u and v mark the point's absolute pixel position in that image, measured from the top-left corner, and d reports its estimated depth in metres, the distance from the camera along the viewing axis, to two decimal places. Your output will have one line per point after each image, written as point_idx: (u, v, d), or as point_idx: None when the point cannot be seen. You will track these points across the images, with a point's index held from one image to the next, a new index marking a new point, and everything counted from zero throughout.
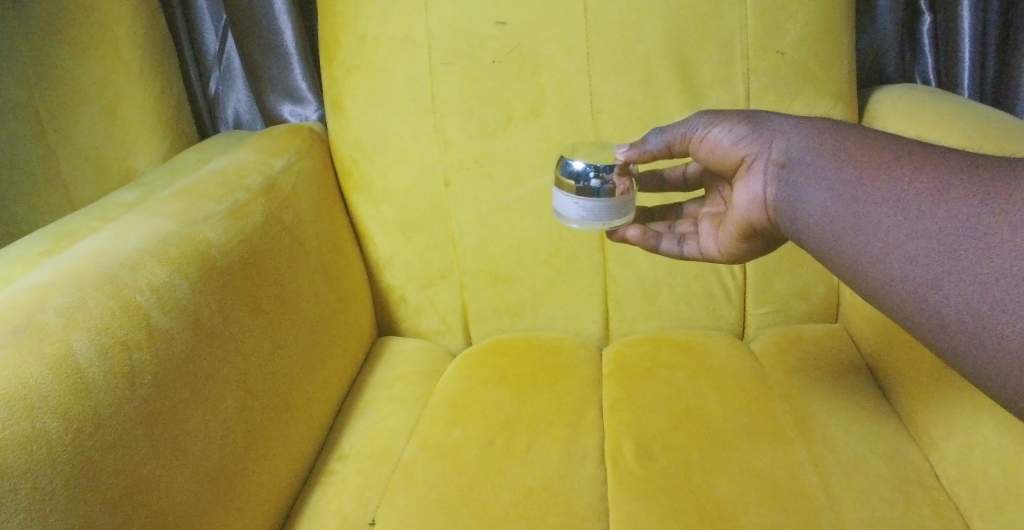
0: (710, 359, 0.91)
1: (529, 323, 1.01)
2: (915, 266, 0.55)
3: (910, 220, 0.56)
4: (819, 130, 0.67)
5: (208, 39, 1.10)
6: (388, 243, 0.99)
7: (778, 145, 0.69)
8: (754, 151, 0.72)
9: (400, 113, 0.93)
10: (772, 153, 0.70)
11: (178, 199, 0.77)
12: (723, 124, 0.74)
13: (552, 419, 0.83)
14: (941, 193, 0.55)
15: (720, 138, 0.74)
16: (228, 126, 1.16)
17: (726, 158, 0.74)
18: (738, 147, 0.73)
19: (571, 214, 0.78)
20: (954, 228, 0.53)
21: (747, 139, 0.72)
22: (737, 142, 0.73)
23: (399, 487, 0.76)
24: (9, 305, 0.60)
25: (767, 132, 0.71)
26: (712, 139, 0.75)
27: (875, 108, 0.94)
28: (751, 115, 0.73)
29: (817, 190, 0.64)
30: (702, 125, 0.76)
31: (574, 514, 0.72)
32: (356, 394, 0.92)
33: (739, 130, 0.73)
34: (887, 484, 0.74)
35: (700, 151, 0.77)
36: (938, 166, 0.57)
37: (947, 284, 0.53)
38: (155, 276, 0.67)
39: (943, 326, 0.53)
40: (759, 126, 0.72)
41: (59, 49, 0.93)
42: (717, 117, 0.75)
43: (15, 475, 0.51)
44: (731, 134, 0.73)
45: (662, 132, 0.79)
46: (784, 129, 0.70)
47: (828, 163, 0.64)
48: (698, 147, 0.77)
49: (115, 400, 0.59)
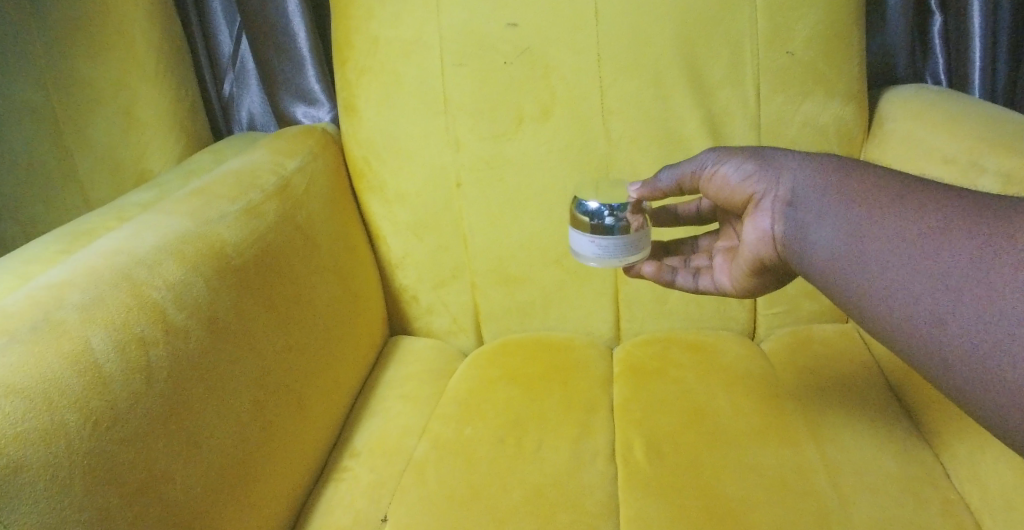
0: (720, 359, 0.91)
1: (541, 323, 1.01)
2: (921, 303, 0.55)
3: (915, 259, 0.56)
4: (827, 168, 0.68)
5: (222, 41, 1.11)
6: (400, 243, 1.00)
7: (785, 182, 0.70)
8: (761, 187, 0.72)
9: (413, 115, 0.94)
10: (780, 189, 0.70)
11: (194, 199, 0.78)
12: (731, 160, 0.75)
13: (562, 418, 0.84)
14: (946, 233, 0.55)
15: (728, 175, 0.75)
16: (242, 128, 1.17)
17: (735, 195, 0.75)
18: (746, 185, 0.73)
19: (588, 252, 0.79)
20: (957, 268, 0.53)
21: (755, 175, 0.73)
22: (745, 180, 0.74)
23: (411, 484, 0.77)
24: (27, 301, 0.61)
25: (775, 169, 0.71)
26: (722, 175, 0.76)
27: (884, 109, 0.93)
28: (760, 152, 0.74)
29: (824, 227, 0.64)
30: (712, 161, 0.77)
31: (584, 511, 0.73)
32: (369, 391, 0.93)
33: (746, 167, 0.73)
34: (898, 482, 0.74)
35: (710, 188, 0.78)
36: (942, 206, 0.57)
37: (951, 322, 0.53)
38: (170, 274, 0.68)
39: (946, 364, 0.53)
40: (766, 163, 0.72)
41: (75, 52, 0.95)
42: (725, 154, 0.76)
43: (35, 467, 0.52)
44: (739, 171, 0.74)
45: (673, 169, 0.80)
46: (791, 167, 0.70)
47: (835, 201, 0.64)
48: (708, 183, 0.77)
49: (132, 395, 0.60)
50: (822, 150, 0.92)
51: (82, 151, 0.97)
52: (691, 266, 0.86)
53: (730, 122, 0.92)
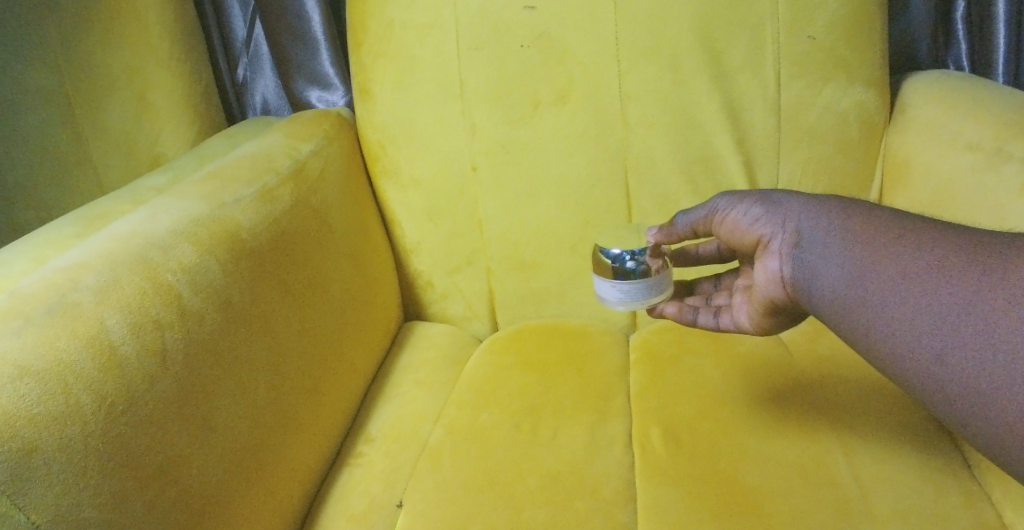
0: (738, 347, 0.90)
1: (556, 310, 1.01)
2: (921, 341, 0.55)
3: (915, 298, 0.56)
4: (831, 209, 0.66)
5: (236, 24, 1.10)
6: (415, 228, 0.99)
7: (790, 224, 0.67)
8: (769, 232, 0.69)
9: (428, 99, 0.93)
10: (787, 232, 0.67)
11: (208, 183, 0.78)
12: (741, 204, 0.72)
13: (578, 406, 0.83)
14: (944, 272, 0.55)
15: (737, 219, 0.72)
16: (257, 112, 1.16)
17: (745, 238, 0.72)
18: (754, 228, 0.71)
19: (611, 296, 0.80)
20: (955, 306, 0.53)
21: (762, 220, 0.70)
22: (753, 224, 0.71)
23: (426, 470, 0.77)
24: (42, 284, 0.60)
25: (781, 211, 0.69)
26: (731, 220, 0.73)
27: (907, 96, 0.91)
28: (765, 195, 0.71)
29: (829, 270, 0.62)
30: (723, 205, 0.74)
31: (600, 498, 0.72)
32: (384, 377, 0.93)
33: (754, 211, 0.71)
34: (920, 472, 0.72)
35: (722, 231, 0.75)
36: (939, 243, 0.57)
37: (953, 360, 0.52)
38: (185, 257, 0.67)
39: (950, 400, 0.53)
40: (773, 205, 0.70)
41: (89, 35, 0.95)
42: (736, 196, 0.73)
43: (50, 449, 0.52)
44: (747, 216, 0.71)
45: (687, 214, 0.78)
46: (796, 208, 0.68)
47: (836, 240, 0.63)
48: (719, 227, 0.75)
49: (147, 379, 0.59)
50: (843, 135, 0.90)
51: (96, 135, 0.97)
52: (712, 305, 0.83)
53: (751, 108, 0.90)
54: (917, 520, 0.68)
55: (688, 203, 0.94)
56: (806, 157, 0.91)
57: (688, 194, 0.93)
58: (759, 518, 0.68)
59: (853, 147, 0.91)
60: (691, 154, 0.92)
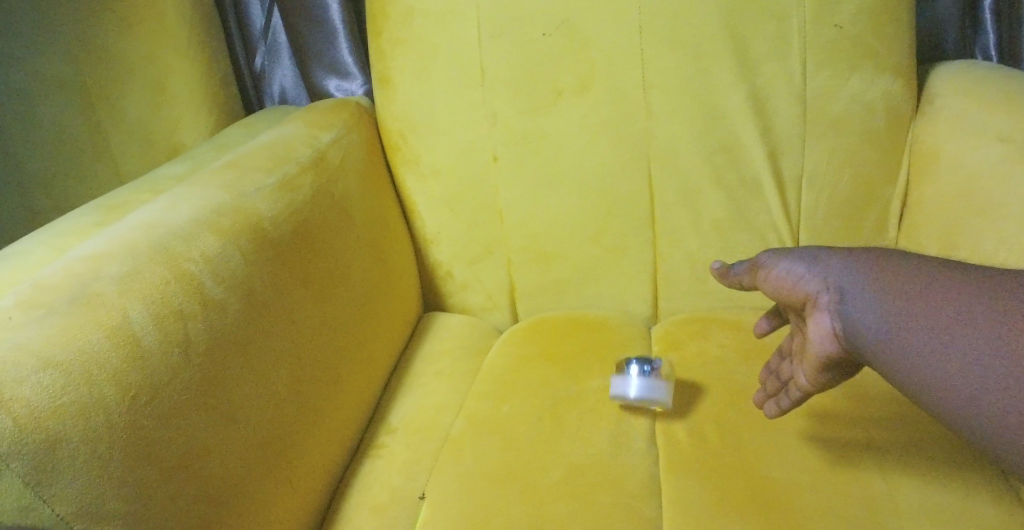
0: (761, 339, 0.89)
1: (576, 301, 1.00)
2: (963, 391, 0.53)
3: (950, 349, 0.54)
4: (870, 260, 0.64)
5: (254, 14, 1.09)
6: (434, 218, 0.99)
7: (830, 279, 0.65)
8: (812, 287, 0.67)
9: (447, 88, 0.92)
10: (824, 286, 0.65)
11: (229, 172, 0.77)
12: (785, 259, 0.71)
13: (600, 398, 0.82)
14: (973, 320, 0.53)
15: (780, 277, 0.71)
16: (274, 102, 1.15)
17: (789, 296, 0.70)
18: (796, 288, 0.69)
19: None
20: (987, 354, 0.52)
21: (803, 277, 0.68)
22: (795, 282, 0.69)
23: (448, 462, 0.76)
24: (65, 274, 0.60)
25: (818, 265, 0.67)
26: (777, 277, 0.72)
27: (935, 87, 0.88)
28: (807, 252, 0.70)
29: (868, 321, 0.60)
30: (769, 261, 0.73)
31: (624, 491, 0.71)
32: (403, 368, 0.93)
33: (795, 269, 0.69)
34: (951, 466, 0.71)
35: (768, 288, 0.73)
36: (968, 290, 0.55)
37: (994, 405, 0.51)
38: (207, 247, 0.67)
39: (1000, 446, 0.52)
40: (811, 260, 0.68)
41: (107, 25, 0.95)
42: (782, 253, 0.72)
43: (75, 441, 0.52)
44: (791, 273, 0.70)
45: (743, 265, 0.79)
46: (834, 263, 0.66)
47: (869, 292, 0.61)
48: (765, 284, 0.73)
49: (170, 369, 0.59)
50: (869, 126, 0.88)
51: (114, 125, 0.97)
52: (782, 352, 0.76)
53: (776, 97, 0.88)
54: (949, 516, 0.66)
55: (711, 194, 0.92)
56: (833, 148, 0.89)
57: (711, 184, 0.92)
58: (786, 513, 0.67)
59: (880, 137, 0.88)
60: (714, 145, 0.91)
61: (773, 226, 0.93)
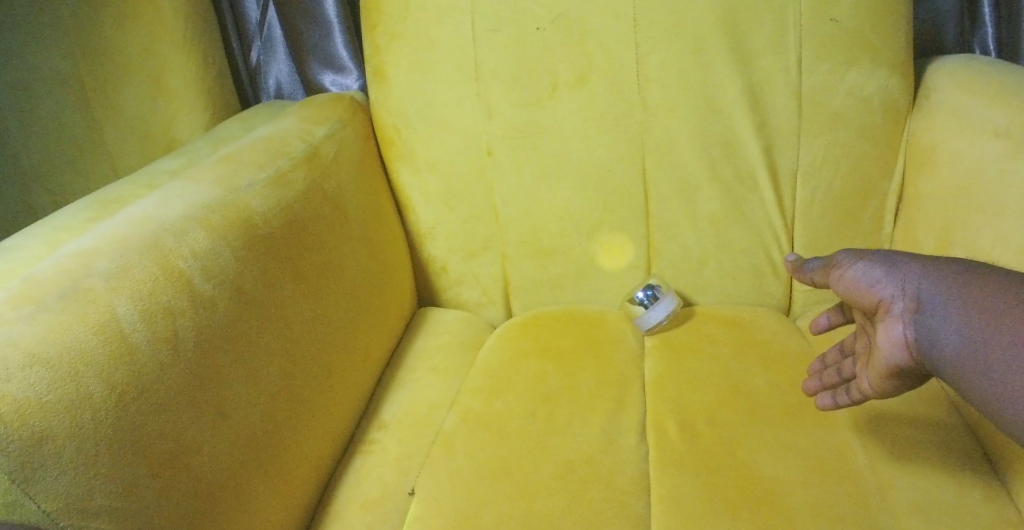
0: (756, 335, 0.89)
1: (572, 296, 1.00)
2: None
3: None
4: (952, 271, 0.63)
5: (249, 8, 1.08)
6: (429, 213, 0.99)
7: (910, 288, 0.64)
8: (890, 294, 0.66)
9: (442, 82, 0.92)
10: (905, 294, 0.65)
11: (222, 167, 0.77)
12: (862, 262, 0.70)
13: (593, 394, 0.82)
14: None
15: (855, 278, 0.70)
16: (270, 96, 1.15)
17: (862, 299, 0.69)
18: (872, 291, 0.68)
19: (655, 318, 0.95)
20: None
21: (880, 279, 0.67)
22: (870, 285, 0.68)
23: (440, 457, 0.76)
24: (55, 269, 0.60)
25: (898, 272, 0.66)
26: (850, 278, 0.71)
27: (933, 82, 0.87)
28: (885, 256, 0.69)
29: (947, 337, 0.60)
30: (845, 261, 0.72)
31: (614, 487, 0.71)
32: (398, 363, 0.93)
33: (873, 272, 0.68)
34: (943, 463, 0.70)
35: (839, 288, 0.72)
36: None
37: None
38: (198, 243, 0.67)
39: None
40: (892, 265, 0.67)
41: (102, 18, 0.95)
42: (859, 254, 0.71)
43: (62, 437, 0.52)
44: (867, 276, 0.69)
45: (818, 261, 0.77)
46: (915, 269, 0.65)
47: (954, 307, 0.61)
48: (836, 284, 0.72)
49: (159, 365, 0.59)
50: (866, 120, 0.87)
51: (109, 119, 0.97)
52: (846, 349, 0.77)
53: (773, 92, 0.88)
54: (940, 514, 0.66)
55: (707, 189, 0.92)
56: (829, 142, 0.89)
57: (707, 179, 0.92)
58: (776, 510, 0.67)
59: (877, 132, 0.88)
60: (710, 139, 0.90)
61: (769, 222, 0.92)
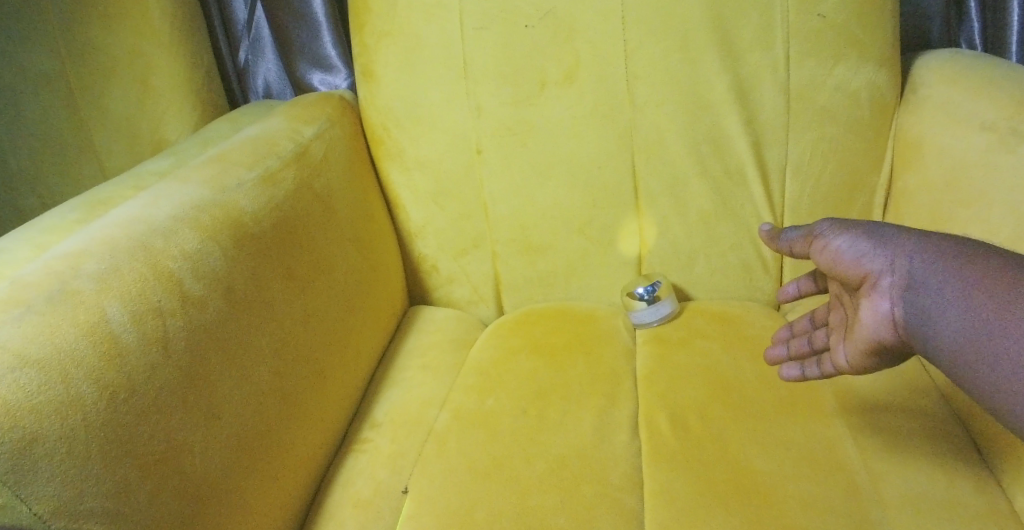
0: (747, 330, 0.89)
1: (563, 293, 1.00)
2: None
3: None
4: (948, 248, 0.62)
5: (236, 7, 1.08)
6: (420, 211, 0.99)
7: (902, 263, 0.64)
8: (878, 267, 0.66)
9: (431, 81, 0.92)
10: (896, 271, 0.64)
11: (210, 167, 0.77)
12: (847, 233, 0.69)
13: (585, 390, 0.82)
14: None
15: (840, 249, 0.69)
16: (258, 96, 1.14)
17: (847, 272, 0.69)
18: (859, 264, 0.67)
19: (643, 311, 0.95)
20: None
21: (869, 253, 0.67)
22: (857, 258, 0.67)
23: (432, 456, 0.76)
24: (43, 271, 0.60)
25: (888, 246, 0.65)
26: (834, 249, 0.70)
27: (920, 76, 0.87)
28: (875, 228, 0.68)
29: (942, 317, 0.60)
30: (827, 231, 0.71)
31: (606, 483, 0.71)
32: (389, 362, 0.93)
33: (860, 244, 0.68)
34: (933, 458, 0.71)
35: (822, 259, 0.72)
36: None
37: None
38: (187, 243, 0.67)
39: None
40: (880, 239, 0.66)
41: (88, 19, 0.94)
42: (843, 224, 0.70)
43: (52, 440, 0.52)
44: (853, 248, 0.68)
45: (795, 229, 0.77)
46: (907, 245, 0.64)
47: (951, 286, 0.60)
48: (819, 254, 0.72)
49: (150, 366, 0.59)
50: (853, 115, 0.87)
51: (97, 120, 0.97)
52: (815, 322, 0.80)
53: (761, 88, 0.88)
54: (929, 505, 0.66)
55: (697, 185, 0.92)
56: (817, 137, 0.89)
57: (696, 174, 0.92)
58: (768, 504, 0.68)
59: (864, 127, 0.88)
60: (698, 136, 0.90)
61: (757, 217, 0.93)
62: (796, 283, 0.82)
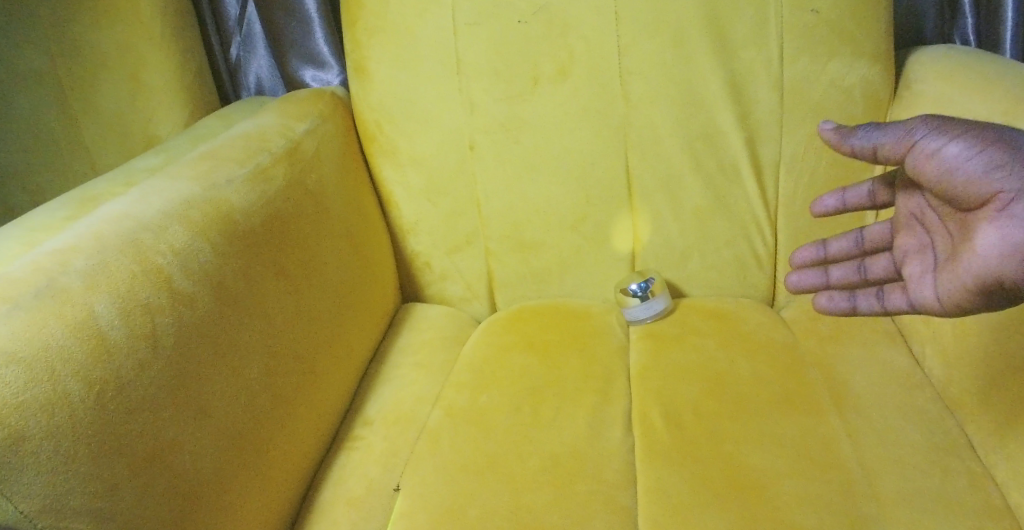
0: (740, 327, 0.89)
1: (556, 290, 0.99)
2: None
3: None
4: None
5: (228, 3, 1.06)
6: (413, 208, 0.98)
7: None
8: (1012, 187, 0.58)
9: (424, 76, 0.91)
10: None
11: (200, 163, 0.76)
12: (966, 139, 0.61)
13: (578, 387, 0.82)
14: None
15: (956, 159, 0.61)
16: (250, 93, 1.13)
17: (967, 190, 0.61)
18: (987, 179, 0.59)
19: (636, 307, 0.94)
20: None
21: (1004, 167, 0.58)
22: (987, 171, 0.59)
23: (424, 453, 0.76)
24: (30, 267, 0.59)
25: None
26: (946, 156, 0.61)
27: (914, 72, 0.87)
28: (1003, 135, 0.60)
29: None
30: (934, 135, 0.62)
31: (599, 480, 0.71)
32: (381, 359, 0.92)
33: (991, 155, 0.59)
34: (926, 455, 0.70)
35: (926, 170, 0.63)
36: None
37: None
38: (177, 239, 0.66)
39: None
40: (1014, 150, 0.59)
41: (78, 16, 0.94)
42: (958, 128, 0.61)
43: (38, 438, 0.51)
44: (981, 160, 0.60)
45: (875, 128, 0.67)
46: None
47: None
48: (926, 162, 0.63)
49: (138, 363, 0.58)
50: (847, 111, 0.87)
51: (88, 117, 0.96)
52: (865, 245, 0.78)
53: (754, 83, 0.88)
54: (923, 501, 0.66)
55: (690, 181, 0.92)
56: (811, 134, 0.89)
57: (690, 170, 0.92)
58: (761, 501, 0.67)
59: (858, 124, 0.88)
60: (692, 132, 0.90)
61: (751, 213, 0.92)
62: (841, 199, 0.77)
